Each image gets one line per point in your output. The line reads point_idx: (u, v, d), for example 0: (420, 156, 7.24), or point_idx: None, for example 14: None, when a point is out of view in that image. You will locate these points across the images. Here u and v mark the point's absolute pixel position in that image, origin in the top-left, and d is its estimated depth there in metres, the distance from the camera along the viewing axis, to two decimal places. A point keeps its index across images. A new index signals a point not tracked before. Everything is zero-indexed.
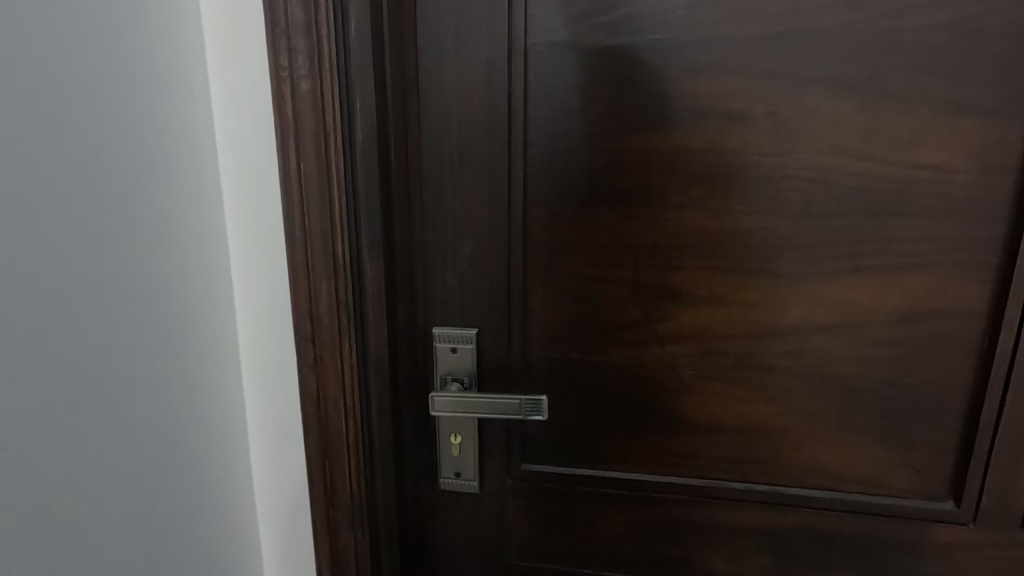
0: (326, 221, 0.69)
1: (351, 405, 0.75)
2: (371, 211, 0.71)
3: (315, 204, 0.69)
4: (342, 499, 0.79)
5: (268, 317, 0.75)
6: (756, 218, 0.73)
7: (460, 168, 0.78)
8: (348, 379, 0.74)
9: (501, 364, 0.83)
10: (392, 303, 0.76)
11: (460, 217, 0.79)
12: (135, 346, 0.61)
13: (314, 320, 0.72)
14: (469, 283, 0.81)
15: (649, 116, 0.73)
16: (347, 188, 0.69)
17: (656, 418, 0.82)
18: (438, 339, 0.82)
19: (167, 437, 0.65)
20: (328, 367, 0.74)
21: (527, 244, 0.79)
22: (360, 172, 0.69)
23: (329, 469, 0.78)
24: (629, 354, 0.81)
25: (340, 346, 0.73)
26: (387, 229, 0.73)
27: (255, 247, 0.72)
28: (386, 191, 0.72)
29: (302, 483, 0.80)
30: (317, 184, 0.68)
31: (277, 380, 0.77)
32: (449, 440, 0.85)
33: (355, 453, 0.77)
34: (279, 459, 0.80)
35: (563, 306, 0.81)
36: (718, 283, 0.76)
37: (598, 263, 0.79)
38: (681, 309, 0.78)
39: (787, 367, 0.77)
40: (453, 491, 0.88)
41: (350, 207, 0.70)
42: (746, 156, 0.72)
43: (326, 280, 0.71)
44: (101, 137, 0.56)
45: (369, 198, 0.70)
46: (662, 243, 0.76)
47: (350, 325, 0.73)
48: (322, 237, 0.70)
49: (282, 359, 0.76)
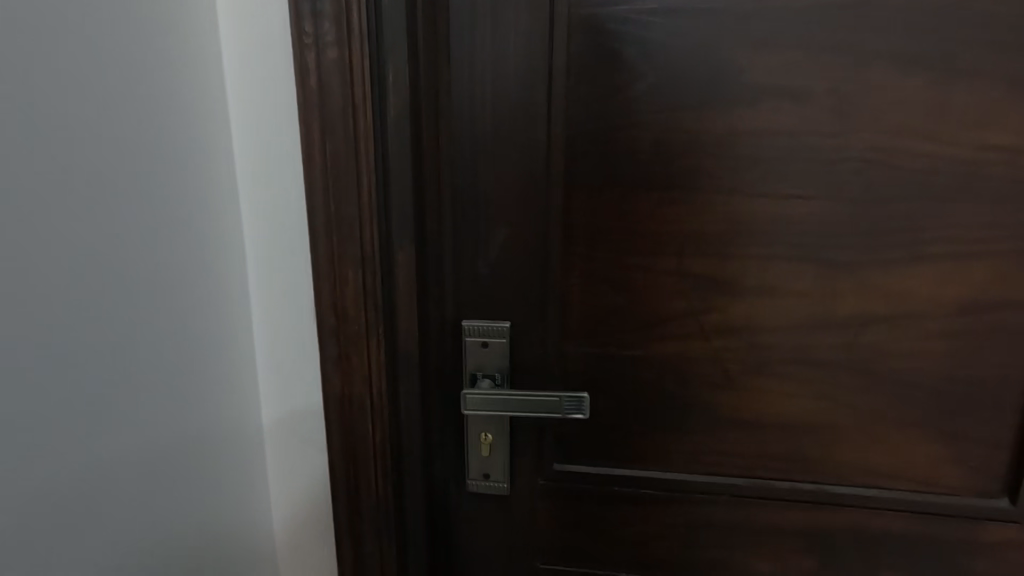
0: (353, 205, 0.63)
1: (376, 405, 0.70)
2: (401, 195, 0.65)
3: (341, 186, 0.63)
4: (367, 505, 0.73)
5: (286, 307, 0.69)
6: (813, 203, 0.69)
7: (493, 149, 0.72)
8: (376, 377, 0.69)
9: (536, 359, 0.78)
10: (421, 295, 0.71)
11: (492, 203, 0.73)
12: (144, 336, 0.56)
13: (338, 312, 0.67)
14: (501, 274, 0.76)
15: (700, 93, 0.68)
16: (376, 169, 0.63)
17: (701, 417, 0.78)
18: (468, 333, 0.77)
19: (179, 434, 0.61)
20: (354, 364, 0.68)
21: (564, 232, 0.74)
22: (390, 153, 0.64)
23: (353, 473, 0.72)
24: (672, 348, 0.76)
25: (367, 342, 0.67)
26: (418, 214, 0.68)
27: (273, 232, 0.67)
28: (417, 174, 0.66)
29: (321, 485, 0.75)
30: (343, 165, 0.62)
31: (294, 374, 0.72)
32: (478, 440, 0.80)
33: (381, 455, 0.72)
34: (296, 459, 0.75)
35: (601, 298, 0.76)
36: (770, 272, 0.72)
37: (641, 252, 0.74)
38: (728, 299, 0.74)
39: (839, 361, 0.73)
40: (481, 494, 0.83)
41: (379, 190, 0.64)
42: (805, 136, 0.68)
43: (352, 269, 0.65)
44: (103, 107, 0.51)
45: (398, 180, 0.65)
46: (711, 229, 0.72)
47: (377, 318, 0.67)
48: (348, 223, 0.64)
49: (302, 355, 0.71)
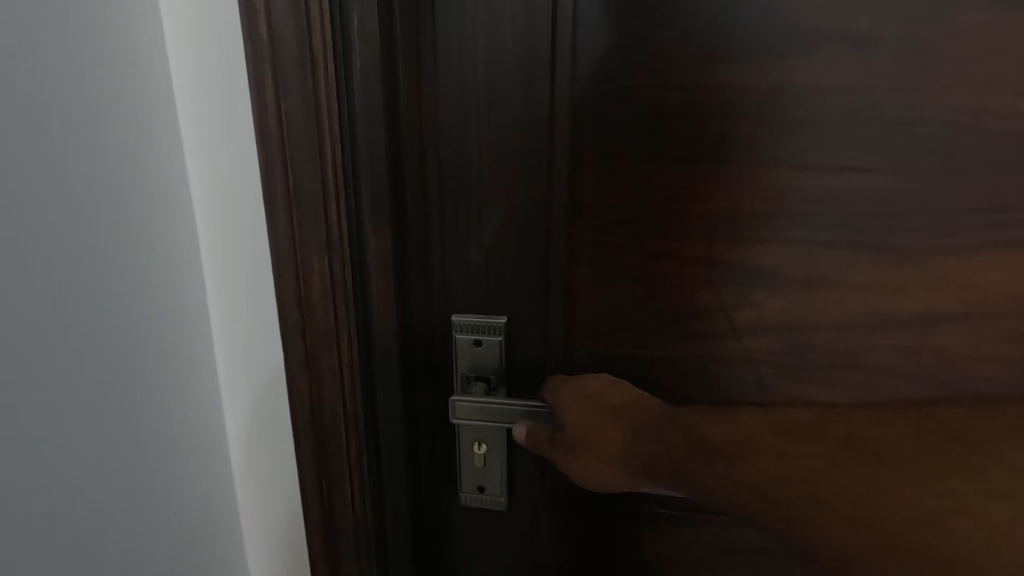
0: (316, 179, 0.53)
1: (351, 415, 0.60)
2: (372, 169, 0.54)
3: (300, 156, 0.52)
4: (343, 527, 0.64)
5: (244, 301, 0.60)
6: (876, 176, 0.57)
7: (486, 112, 0.60)
8: (351, 382, 0.59)
9: (536, 359, 0.68)
10: (403, 289, 0.60)
11: (485, 176, 0.62)
12: (113, 329, 0.51)
13: (302, 308, 0.57)
14: (496, 261, 0.65)
15: (738, 41, 0.56)
16: (342, 137, 0.53)
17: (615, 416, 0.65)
18: (459, 330, 0.67)
19: (116, 442, 0.52)
20: (323, 368, 0.58)
21: (572, 213, 0.63)
22: (358, 117, 0.53)
23: (327, 493, 0.63)
24: (696, 349, 0.65)
25: (337, 343, 0.57)
26: (396, 192, 0.57)
27: (226, 213, 0.57)
28: (393, 145, 0.56)
29: (292, 501, 0.66)
30: (302, 130, 0.52)
31: (256, 375, 0.62)
32: (471, 450, 0.70)
33: (358, 472, 0.62)
34: (264, 471, 0.66)
35: (615, 291, 0.65)
36: (815, 260, 0.60)
37: (662, 237, 0.63)
38: (764, 292, 0.62)
39: (901, 366, 0.61)
40: (475, 508, 0.74)
41: (346, 163, 0.53)
42: (870, 93, 0.55)
43: (317, 257, 0.55)
44: (40, 67, 0.44)
45: (369, 150, 0.54)
46: (747, 208, 0.60)
47: (350, 315, 0.57)
48: (311, 202, 0.53)
49: (263, 351, 0.61)
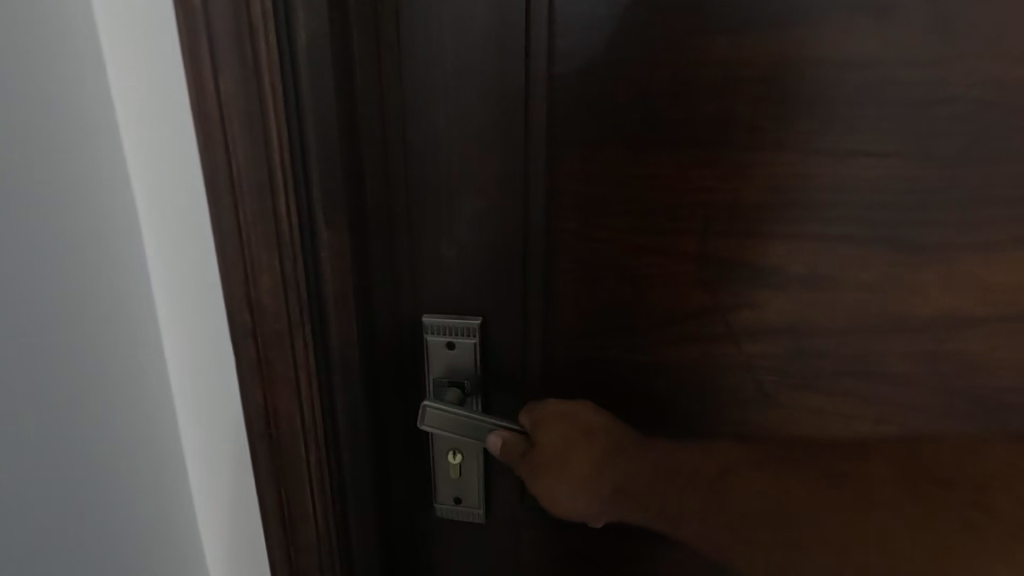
0: (261, 164, 0.46)
1: (310, 426, 0.54)
2: (323, 154, 0.48)
3: (239, 138, 0.46)
4: (306, 549, 0.58)
5: (191, 302, 0.52)
6: (892, 162, 0.50)
7: (457, 91, 0.55)
8: (309, 388, 0.53)
9: (514, 363, 0.63)
10: (364, 287, 0.55)
11: (457, 163, 0.57)
12: (33, 329, 0.43)
13: (253, 309, 0.50)
14: (470, 257, 0.59)
15: (736, 8, 0.49)
16: (289, 117, 0.46)
17: (590, 440, 0.57)
18: (430, 332, 0.62)
19: (31, 470, 0.44)
20: (277, 376, 0.52)
21: (551, 203, 0.58)
22: (307, 93, 0.47)
23: (287, 511, 0.57)
24: (688, 353, 0.60)
25: (292, 346, 0.51)
26: (354, 181, 0.51)
27: (167, 201, 0.50)
28: (349, 128, 0.50)
29: (253, 525, 0.59)
30: (241, 108, 0.45)
31: (208, 386, 0.55)
32: (445, 460, 0.65)
33: (318, 484, 0.56)
34: (222, 491, 0.59)
35: (600, 290, 0.59)
36: (821, 256, 0.54)
37: (650, 230, 0.57)
38: (765, 291, 0.56)
39: (916, 374, 0.55)
40: (452, 520, 0.69)
41: (294, 147, 0.47)
42: (886, 67, 0.48)
43: (264, 252, 0.48)
44: None
45: (320, 132, 0.48)
46: (745, 198, 0.54)
47: (305, 316, 0.51)
48: (256, 189, 0.47)
49: (217, 358, 0.54)
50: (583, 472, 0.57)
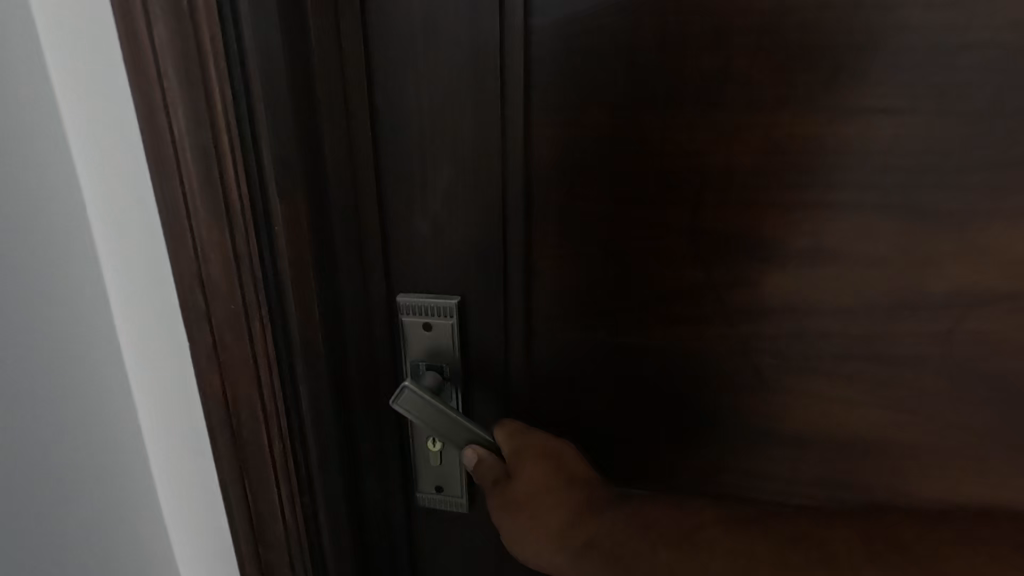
0: (203, 125, 0.40)
1: (273, 416, 0.49)
2: (271, 116, 0.42)
3: (177, 94, 0.40)
4: (275, 544, 0.54)
5: (139, 282, 0.47)
6: (907, 120, 0.45)
7: (429, 46, 0.49)
8: (269, 375, 0.48)
9: (495, 346, 0.59)
10: (325, 269, 0.50)
11: (429, 129, 0.52)
12: None
13: (205, 289, 0.45)
14: (446, 231, 0.55)
15: None
16: (232, 69, 0.40)
17: (572, 488, 0.51)
18: (405, 313, 0.57)
19: None
20: (235, 361, 0.48)
21: (531, 172, 0.53)
22: (250, 41, 0.40)
23: (252, 505, 0.53)
24: (681, 333, 0.56)
25: (248, 329, 0.46)
26: (309, 149, 0.46)
27: (106, 168, 0.44)
28: (303, 87, 0.45)
29: (219, 519, 0.55)
30: (178, 59, 0.39)
31: (163, 373, 0.50)
32: (424, 447, 0.62)
33: (285, 477, 0.52)
34: (185, 485, 0.55)
35: (584, 267, 0.55)
36: (827, 227, 0.49)
37: (639, 201, 0.52)
38: (764, 267, 0.51)
39: (932, 357, 0.50)
40: (434, 509, 0.66)
41: (236, 103, 0.40)
42: (900, 12, 0.43)
43: (210, 226, 0.43)
44: None
45: (269, 90, 0.41)
46: (741, 164, 0.49)
47: (263, 297, 0.46)
48: (199, 155, 0.41)
49: (172, 344, 0.49)
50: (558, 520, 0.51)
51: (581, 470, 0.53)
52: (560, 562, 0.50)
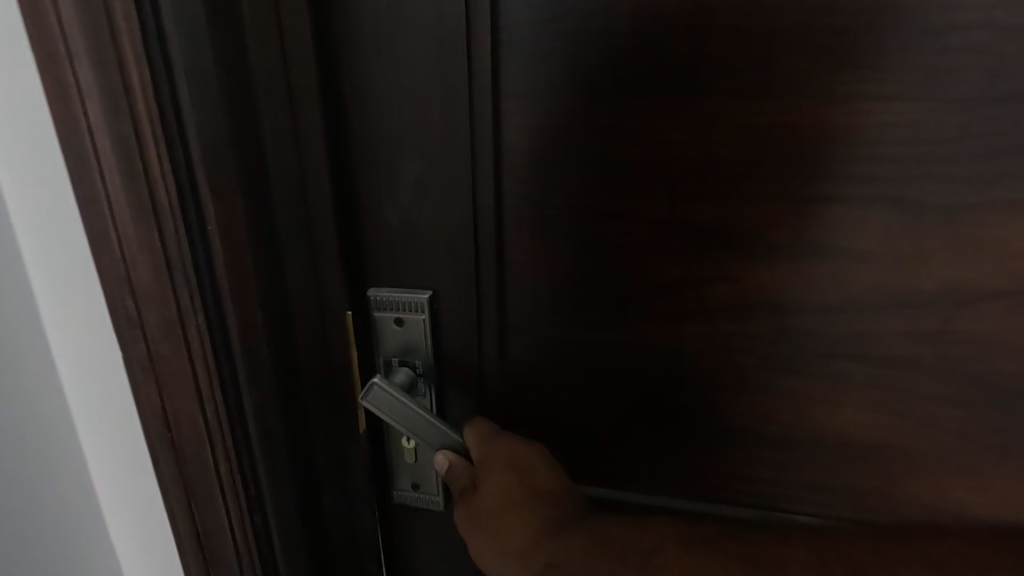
0: (122, 114, 0.37)
1: (216, 430, 0.46)
2: (197, 106, 0.39)
3: (90, 77, 0.36)
4: (225, 567, 0.51)
5: (67, 284, 0.45)
6: (897, 107, 0.43)
7: (394, 32, 0.48)
8: (207, 386, 0.45)
9: (469, 343, 0.57)
10: (267, 269, 0.47)
11: (395, 118, 0.50)
12: None
13: (135, 294, 0.42)
14: (415, 223, 0.54)
15: None
16: (149, 53, 0.36)
17: (534, 500, 0.50)
18: (377, 307, 0.57)
19: None
20: (169, 374, 0.44)
21: (501, 163, 0.51)
22: (167, 20, 0.36)
23: (199, 526, 0.49)
24: (659, 330, 0.54)
25: (183, 335, 0.43)
26: (245, 142, 0.43)
27: (23, 162, 0.41)
28: (238, 77, 0.42)
29: (165, 534, 0.52)
30: (89, 41, 0.36)
31: (98, 380, 0.47)
32: (399, 444, 0.61)
33: (230, 497, 0.48)
34: (127, 498, 0.52)
35: (557, 262, 0.54)
36: (811, 221, 0.47)
37: (612, 194, 0.50)
38: (745, 262, 0.49)
39: (924, 358, 0.47)
40: (410, 506, 0.65)
41: (157, 89, 0.37)
42: None
43: (136, 225, 0.40)
44: None
45: (190, 76, 0.38)
46: (721, 154, 0.47)
47: (198, 302, 0.42)
48: (119, 147, 0.38)
49: (101, 348, 0.46)
50: (523, 538, 0.48)
51: (546, 483, 0.51)
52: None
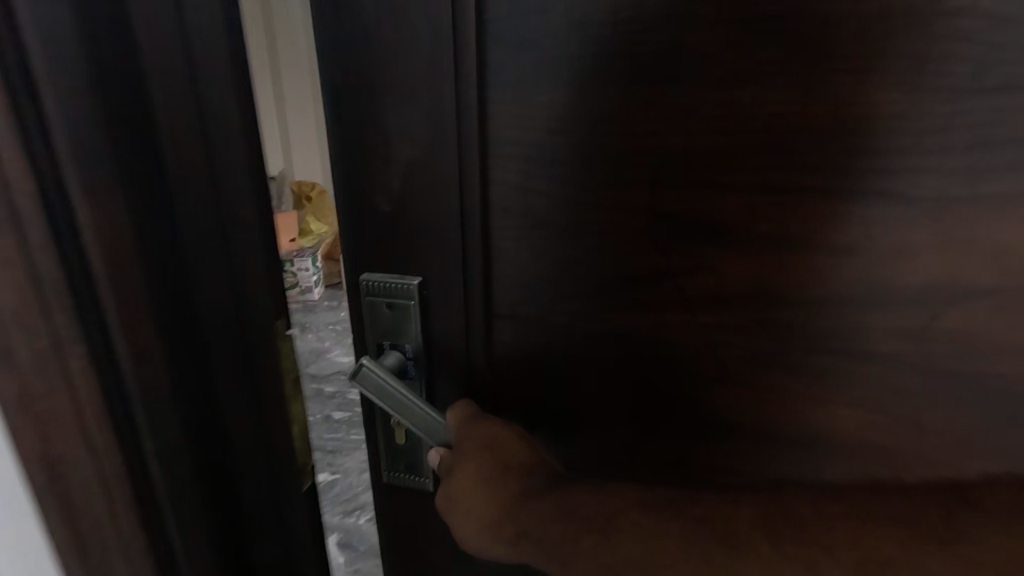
0: None
1: (101, 461, 0.41)
2: (65, 108, 0.36)
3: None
4: None
5: None
6: (879, 99, 0.41)
7: (384, 29, 0.50)
8: (85, 411, 0.39)
9: (455, 329, 0.60)
10: (160, 273, 0.43)
11: (385, 111, 0.53)
12: None
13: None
14: (406, 211, 0.56)
15: None
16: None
17: (506, 476, 0.54)
18: (370, 291, 0.60)
19: None
20: (50, 418, 0.39)
21: (487, 152, 0.53)
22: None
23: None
24: (639, 321, 0.54)
25: (59, 363, 0.38)
26: (127, 130, 0.40)
27: None
28: (115, 59, 0.39)
29: None
30: None
31: None
32: (390, 425, 0.64)
33: (127, 534, 0.43)
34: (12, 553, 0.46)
35: (542, 252, 0.55)
36: (794, 214, 0.46)
37: (592, 185, 0.51)
38: (725, 254, 0.49)
39: (905, 356, 0.46)
40: (402, 487, 0.68)
41: (18, 97, 0.35)
42: None
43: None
44: None
45: (54, 78, 0.35)
46: (700, 145, 0.47)
47: (71, 315, 0.38)
48: None
49: None
50: (493, 509, 0.54)
51: (519, 458, 0.55)
52: (492, 544, 0.54)
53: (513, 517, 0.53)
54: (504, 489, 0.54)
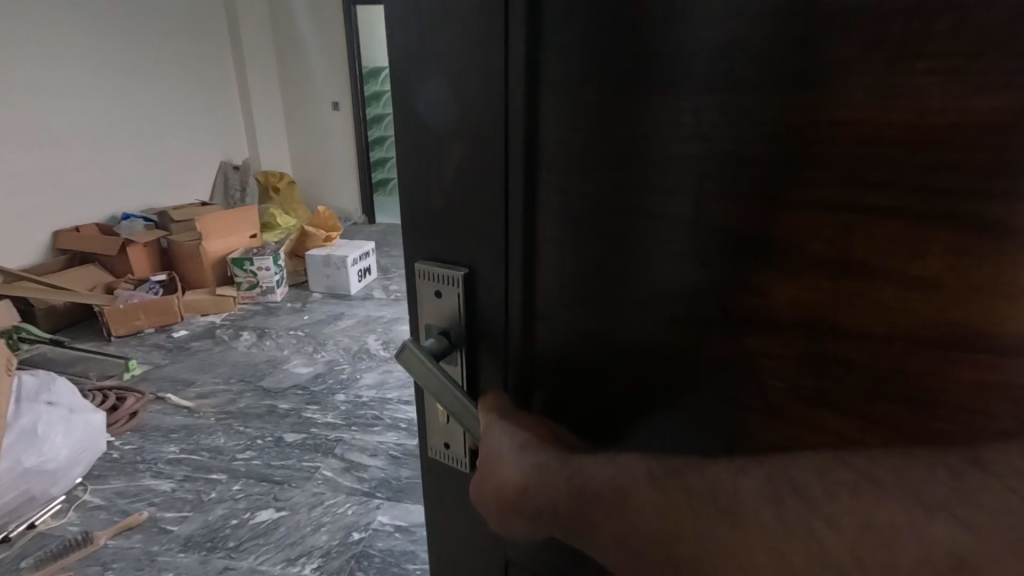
0: None
1: None
2: None
3: None
4: None
5: None
6: (979, 102, 0.34)
7: (443, 31, 0.53)
8: None
9: (496, 322, 0.62)
10: None
11: (438, 108, 0.55)
12: None
13: None
14: (455, 205, 0.59)
15: None
16: None
17: (524, 450, 0.54)
18: (423, 277, 0.64)
19: None
20: None
21: (532, 149, 0.53)
22: None
23: None
24: (675, 337, 0.51)
25: None
26: None
27: None
28: None
29: None
30: None
31: None
32: (434, 406, 0.69)
33: None
34: None
35: (580, 256, 0.54)
36: (858, 234, 0.40)
37: (632, 189, 0.49)
38: (773, 274, 0.45)
39: None
40: (443, 464, 0.72)
41: None
42: None
43: None
44: None
45: None
46: (751, 154, 0.43)
47: None
48: None
49: None
50: (511, 492, 0.54)
51: (538, 437, 0.55)
52: (516, 525, 0.54)
53: (528, 496, 0.52)
54: (519, 464, 0.53)
